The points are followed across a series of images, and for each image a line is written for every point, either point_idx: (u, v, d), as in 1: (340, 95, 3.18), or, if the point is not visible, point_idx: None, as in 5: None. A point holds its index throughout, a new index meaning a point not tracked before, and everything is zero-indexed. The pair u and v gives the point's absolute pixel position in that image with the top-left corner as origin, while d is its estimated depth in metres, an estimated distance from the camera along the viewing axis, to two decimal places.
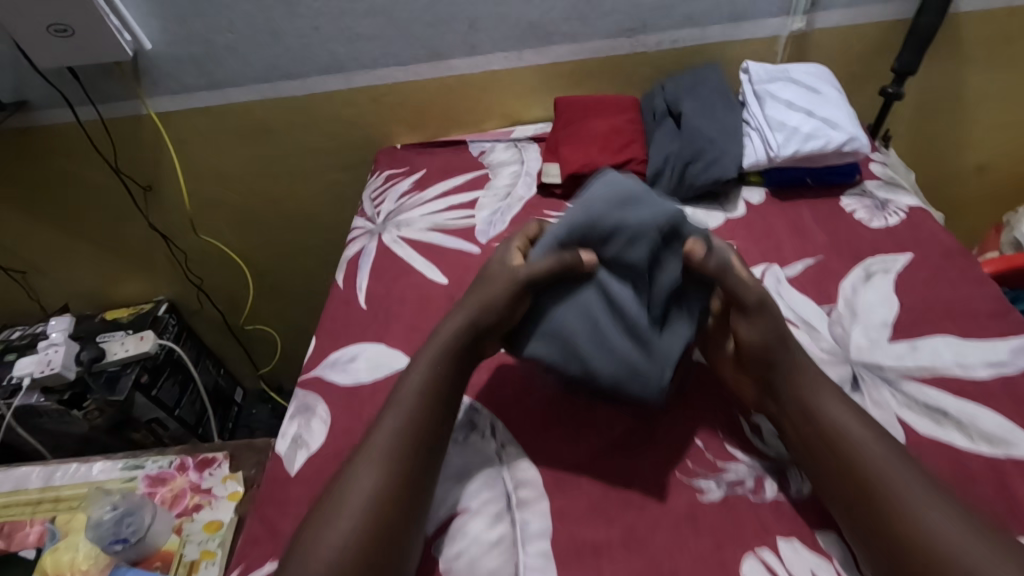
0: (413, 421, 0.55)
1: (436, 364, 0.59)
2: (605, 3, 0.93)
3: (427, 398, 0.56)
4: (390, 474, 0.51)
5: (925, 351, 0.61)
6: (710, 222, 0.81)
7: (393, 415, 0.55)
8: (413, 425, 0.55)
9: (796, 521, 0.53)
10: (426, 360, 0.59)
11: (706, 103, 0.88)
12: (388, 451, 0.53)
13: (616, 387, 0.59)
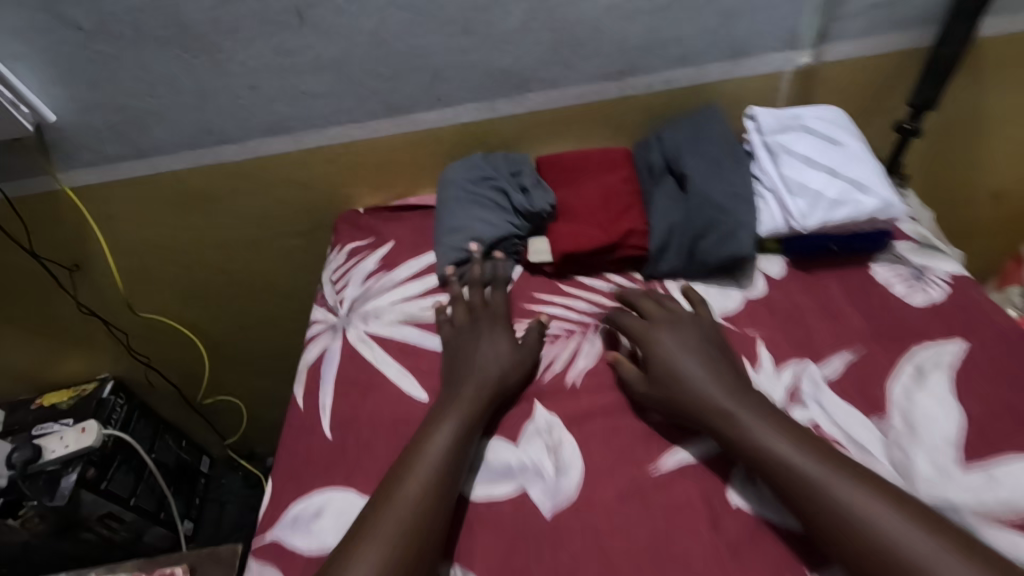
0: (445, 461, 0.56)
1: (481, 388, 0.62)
2: (587, 45, 0.81)
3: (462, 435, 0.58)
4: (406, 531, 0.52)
5: (1005, 482, 0.52)
6: (727, 304, 0.70)
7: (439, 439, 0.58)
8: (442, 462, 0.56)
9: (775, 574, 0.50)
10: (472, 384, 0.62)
11: (711, 159, 0.76)
12: (407, 521, 0.52)
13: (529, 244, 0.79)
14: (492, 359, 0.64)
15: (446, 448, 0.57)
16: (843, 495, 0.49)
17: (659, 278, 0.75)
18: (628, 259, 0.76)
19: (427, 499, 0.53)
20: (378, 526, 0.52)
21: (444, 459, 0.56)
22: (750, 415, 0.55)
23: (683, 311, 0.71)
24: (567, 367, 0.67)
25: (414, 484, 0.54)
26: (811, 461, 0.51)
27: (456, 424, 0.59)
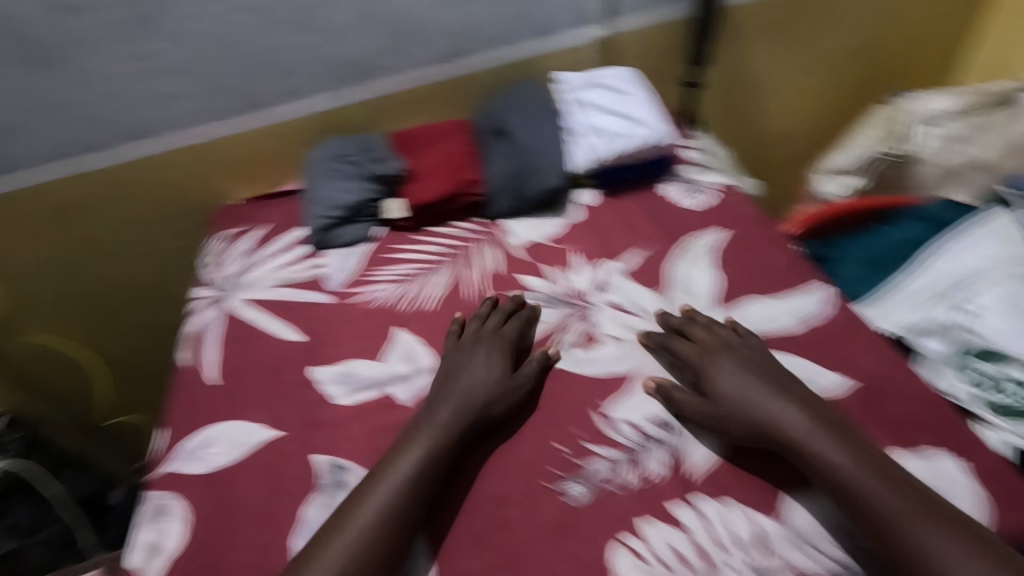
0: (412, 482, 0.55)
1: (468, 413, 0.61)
2: (418, 33, 0.95)
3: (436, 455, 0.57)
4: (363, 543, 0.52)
5: (743, 315, 0.69)
6: (551, 229, 0.85)
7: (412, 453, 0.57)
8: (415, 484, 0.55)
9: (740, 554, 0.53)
10: (458, 408, 0.61)
11: (528, 114, 0.92)
12: (361, 546, 0.52)
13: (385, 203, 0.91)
14: (478, 379, 0.63)
15: (423, 469, 0.56)
16: (888, 515, 0.50)
17: (495, 220, 0.88)
18: (470, 205, 0.89)
19: (392, 519, 0.53)
20: (332, 537, 0.52)
21: (412, 478, 0.55)
22: (797, 430, 0.56)
23: (516, 239, 0.85)
24: (424, 296, 0.79)
25: (379, 501, 0.54)
26: (854, 474, 0.53)
27: (428, 443, 0.58)
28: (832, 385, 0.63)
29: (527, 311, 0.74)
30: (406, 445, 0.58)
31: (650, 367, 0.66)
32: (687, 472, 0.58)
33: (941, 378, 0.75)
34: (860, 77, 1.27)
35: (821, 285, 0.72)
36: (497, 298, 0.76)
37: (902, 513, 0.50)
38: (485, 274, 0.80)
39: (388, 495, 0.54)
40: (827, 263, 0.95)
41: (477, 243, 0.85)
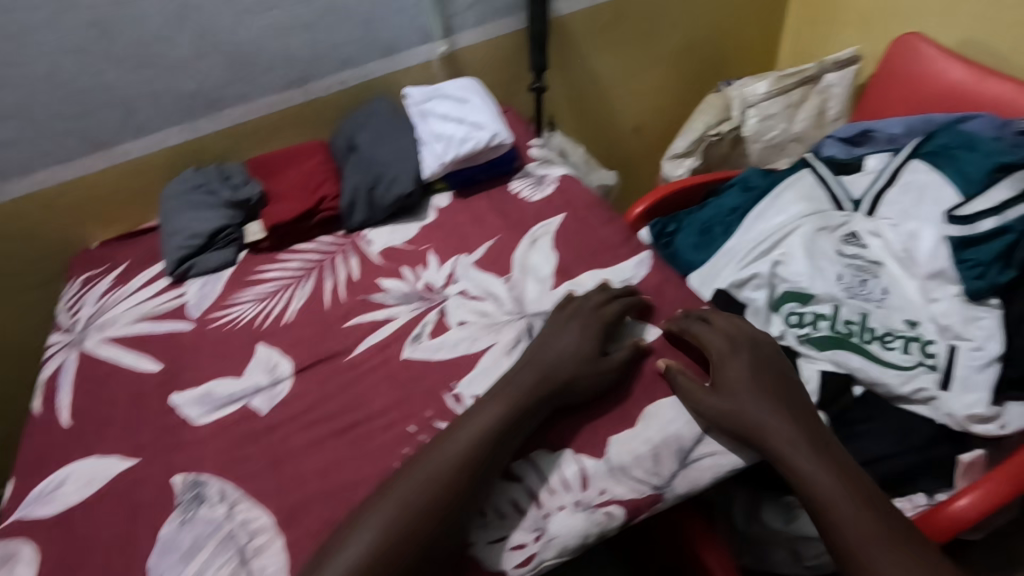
0: (464, 464, 0.57)
1: (537, 396, 0.61)
2: (261, 61, 0.97)
3: (494, 437, 0.58)
4: (399, 526, 0.54)
5: (578, 287, 0.76)
6: (408, 233, 0.90)
7: (466, 433, 0.59)
8: (462, 471, 0.56)
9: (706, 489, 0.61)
10: (536, 383, 0.62)
11: (377, 130, 0.98)
12: (390, 529, 0.53)
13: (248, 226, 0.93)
14: (566, 351, 0.65)
15: (490, 441, 0.58)
16: (860, 548, 0.55)
17: (357, 230, 0.92)
18: (330, 219, 0.92)
19: (434, 490, 0.55)
20: (394, 501, 0.55)
21: (472, 451, 0.57)
22: (796, 447, 0.59)
23: (375, 246, 0.89)
24: (286, 310, 0.81)
25: (443, 472, 0.56)
26: (837, 504, 0.57)
27: (494, 421, 0.59)
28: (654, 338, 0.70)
29: (385, 311, 0.78)
30: (481, 412, 0.60)
31: (495, 344, 0.71)
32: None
33: (771, 324, 0.86)
34: (692, 71, 1.41)
35: (645, 252, 0.79)
36: (356, 302, 0.80)
37: (878, 551, 0.55)
38: (345, 282, 0.84)
39: (438, 475, 0.56)
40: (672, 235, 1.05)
41: (337, 254, 0.89)
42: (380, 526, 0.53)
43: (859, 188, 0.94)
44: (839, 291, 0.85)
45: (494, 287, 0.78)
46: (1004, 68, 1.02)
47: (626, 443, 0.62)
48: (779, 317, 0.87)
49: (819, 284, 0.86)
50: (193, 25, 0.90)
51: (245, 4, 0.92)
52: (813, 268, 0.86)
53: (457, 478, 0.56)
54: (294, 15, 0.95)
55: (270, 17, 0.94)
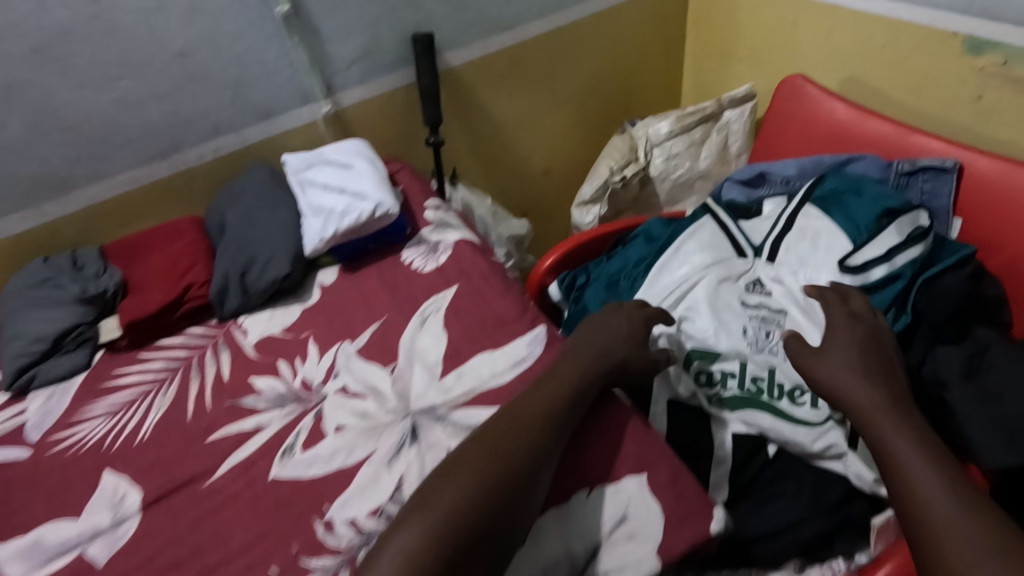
0: (551, 417, 0.60)
1: (601, 365, 0.67)
2: (112, 136, 0.88)
3: (572, 399, 0.62)
4: (488, 472, 0.55)
5: (466, 374, 0.70)
6: (288, 319, 0.82)
7: (555, 393, 0.62)
8: (548, 426, 0.59)
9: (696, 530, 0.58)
10: (603, 354, 0.67)
11: (249, 205, 0.89)
12: (482, 471, 0.55)
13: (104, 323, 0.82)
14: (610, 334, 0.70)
15: (563, 408, 0.61)
16: (935, 503, 0.56)
17: (233, 317, 0.83)
18: (199, 307, 0.84)
19: (525, 442, 0.57)
20: (478, 457, 0.56)
21: (545, 421, 0.59)
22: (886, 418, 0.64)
23: (250, 336, 0.80)
24: (141, 423, 0.71)
25: (524, 433, 0.58)
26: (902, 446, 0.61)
27: (568, 387, 0.63)
28: None
29: (254, 418, 0.70)
30: (557, 376, 0.64)
31: (375, 451, 0.64)
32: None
33: (679, 385, 0.82)
34: (599, 111, 1.38)
35: (540, 327, 0.74)
36: (224, 409, 0.71)
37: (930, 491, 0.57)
38: (212, 384, 0.75)
39: (525, 432, 0.58)
40: (580, 288, 1.00)
41: (207, 350, 0.79)
42: (478, 468, 0.55)
43: (760, 234, 0.91)
44: (744, 347, 0.81)
45: (377, 381, 0.71)
46: (887, 106, 1.04)
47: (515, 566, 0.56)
48: (687, 377, 0.82)
49: (725, 341, 0.82)
50: (23, 104, 0.80)
51: (85, 77, 0.82)
52: (718, 323, 0.83)
53: (540, 438, 0.58)
54: (146, 86, 0.87)
55: (117, 89, 0.85)
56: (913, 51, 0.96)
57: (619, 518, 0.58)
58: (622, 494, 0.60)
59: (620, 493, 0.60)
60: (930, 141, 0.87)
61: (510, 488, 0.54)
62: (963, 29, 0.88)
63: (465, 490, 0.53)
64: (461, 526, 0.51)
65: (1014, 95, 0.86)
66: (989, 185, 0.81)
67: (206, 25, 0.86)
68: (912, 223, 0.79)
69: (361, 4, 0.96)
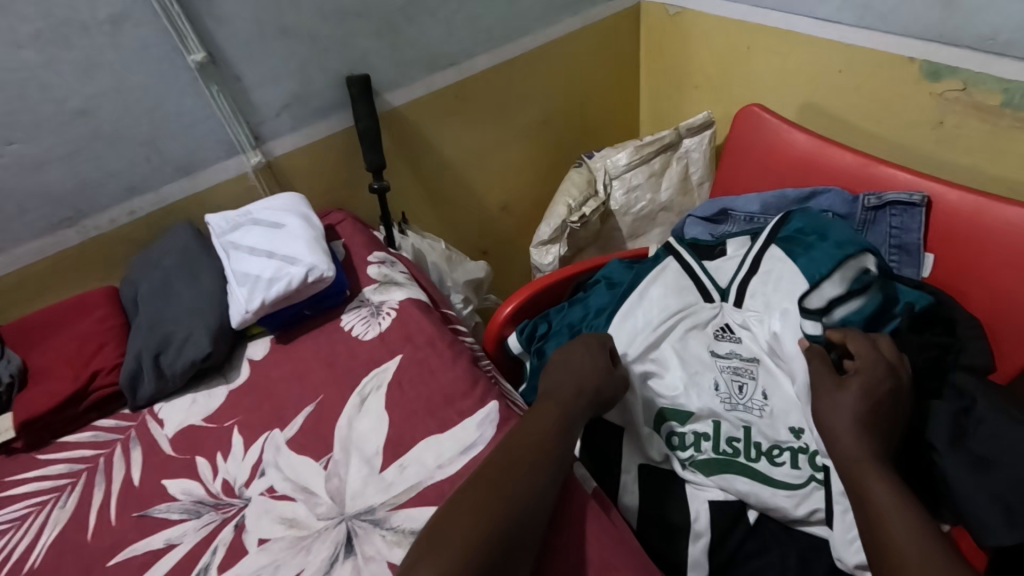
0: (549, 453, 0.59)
1: (585, 396, 0.67)
2: (6, 205, 0.78)
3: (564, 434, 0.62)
4: (497, 512, 0.53)
5: (409, 467, 0.61)
6: (211, 404, 0.73)
7: (548, 430, 0.62)
8: (549, 463, 0.58)
9: None
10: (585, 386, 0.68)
11: (167, 275, 0.81)
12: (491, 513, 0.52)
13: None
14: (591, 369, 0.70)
15: (552, 454, 0.59)
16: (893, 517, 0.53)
17: (148, 405, 0.74)
18: (110, 397, 0.74)
19: (530, 482, 0.56)
20: (468, 509, 0.53)
21: (543, 459, 0.58)
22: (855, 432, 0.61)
23: (167, 428, 0.71)
24: (33, 547, 0.61)
25: (508, 484, 0.55)
26: (880, 494, 0.56)
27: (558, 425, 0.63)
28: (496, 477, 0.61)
29: (164, 534, 0.60)
30: (544, 415, 0.64)
31: (304, 570, 0.55)
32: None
33: (650, 448, 0.72)
34: (555, 143, 1.33)
35: (492, 402, 0.67)
36: (130, 522, 0.62)
37: (888, 521, 0.53)
38: (118, 490, 0.65)
39: (527, 470, 0.57)
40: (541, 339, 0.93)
41: (116, 447, 0.70)
42: (483, 509, 0.53)
43: (725, 276, 0.84)
44: (717, 405, 0.73)
45: (309, 478, 0.62)
46: (848, 132, 1.00)
47: None
48: (656, 441, 0.73)
49: (695, 399, 0.74)
50: None
51: None
52: (688, 379, 0.75)
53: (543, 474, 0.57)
54: (43, 148, 0.78)
55: (8, 154, 0.76)
56: (871, 77, 0.93)
57: None
58: None
59: None
60: (895, 172, 0.83)
61: (506, 536, 0.51)
62: (919, 54, 0.85)
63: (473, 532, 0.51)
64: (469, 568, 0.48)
65: (977, 122, 0.82)
66: (959, 218, 0.77)
67: (110, 78, 0.78)
68: (857, 271, 0.73)
69: (288, 47, 0.89)
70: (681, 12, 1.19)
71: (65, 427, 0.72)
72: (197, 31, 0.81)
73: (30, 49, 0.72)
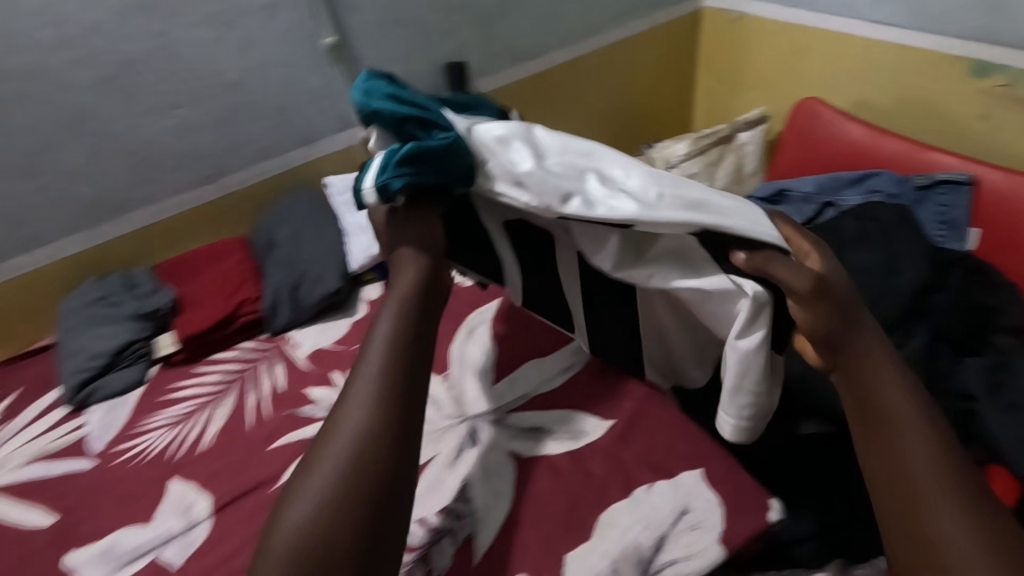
0: (393, 344, 0.50)
1: (413, 301, 0.53)
2: (166, 161, 0.92)
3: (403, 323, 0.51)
4: (367, 434, 0.45)
5: (519, 380, 0.72)
6: (337, 332, 0.85)
7: (383, 321, 0.51)
8: (392, 358, 0.49)
9: (762, 491, 0.59)
10: (410, 275, 0.54)
11: (295, 224, 0.93)
12: (357, 446, 0.45)
13: (157, 338, 0.85)
14: (414, 269, 0.55)
15: (394, 360, 0.49)
16: (914, 465, 0.47)
17: (283, 332, 0.86)
18: (251, 322, 0.87)
19: (389, 386, 0.48)
20: (336, 433, 0.46)
21: (393, 357, 0.49)
22: (867, 356, 0.52)
23: (303, 348, 0.83)
24: (203, 434, 0.74)
25: (355, 396, 0.48)
26: (910, 453, 0.47)
27: (396, 313, 0.52)
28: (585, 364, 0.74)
29: (315, 425, 0.72)
30: (374, 326, 0.52)
31: (437, 455, 0.66)
32: (475, 560, 0.57)
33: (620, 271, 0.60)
34: (616, 135, 1.44)
35: None
36: (284, 419, 0.74)
37: (918, 482, 0.46)
38: (268, 395, 0.77)
39: (364, 380, 0.48)
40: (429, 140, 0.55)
41: (261, 362, 0.82)
42: (342, 445, 0.45)
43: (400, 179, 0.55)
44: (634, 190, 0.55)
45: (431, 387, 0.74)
46: (896, 126, 1.10)
47: (584, 557, 0.56)
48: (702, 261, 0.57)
49: (533, 160, 0.55)
50: (90, 132, 0.85)
51: (147, 105, 0.87)
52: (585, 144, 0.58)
53: (392, 367, 0.49)
54: (202, 113, 0.91)
55: (176, 116, 0.90)
56: (921, 74, 1.02)
57: (683, 508, 0.58)
58: (677, 484, 0.60)
59: (675, 489, 0.60)
60: (943, 158, 0.93)
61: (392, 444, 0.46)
62: (967, 53, 0.95)
63: (340, 483, 0.44)
64: (376, 508, 0.43)
65: (1019, 113, 0.91)
66: (1003, 198, 0.86)
67: (259, 56, 0.92)
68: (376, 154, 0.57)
69: (400, 35, 1.02)
70: (741, 16, 1.29)
71: (214, 344, 0.85)
72: (332, 18, 0.94)
73: (205, 28, 0.86)
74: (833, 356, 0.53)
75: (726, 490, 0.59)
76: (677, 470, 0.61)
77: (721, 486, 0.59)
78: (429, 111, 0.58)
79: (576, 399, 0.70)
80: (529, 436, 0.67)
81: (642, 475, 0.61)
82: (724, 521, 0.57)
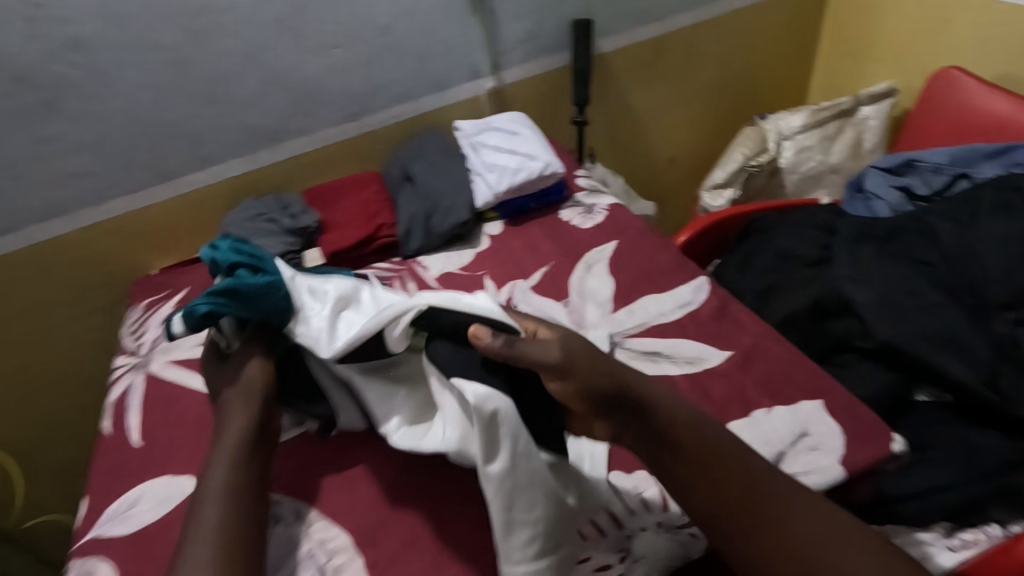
0: (232, 487, 0.54)
1: (240, 460, 0.56)
2: (319, 97, 1.02)
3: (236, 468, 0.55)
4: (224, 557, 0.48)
5: (637, 311, 0.78)
6: (463, 259, 0.93)
7: (216, 471, 0.55)
8: (234, 493, 0.53)
9: (883, 426, 0.63)
10: (231, 435, 0.58)
11: (429, 161, 1.01)
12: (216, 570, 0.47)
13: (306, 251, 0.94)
14: (234, 422, 0.59)
15: (240, 497, 0.53)
16: (752, 513, 0.49)
17: (414, 256, 0.95)
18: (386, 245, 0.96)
19: (233, 521, 0.51)
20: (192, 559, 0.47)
21: (230, 492, 0.53)
22: (647, 400, 0.54)
23: (432, 271, 0.91)
24: None
25: (211, 519, 0.51)
26: (738, 475, 0.51)
27: (228, 460, 0.56)
28: (701, 303, 0.78)
29: None
30: (203, 487, 0.53)
31: None
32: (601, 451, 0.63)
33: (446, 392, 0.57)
34: (727, 105, 1.43)
35: (702, 278, 0.81)
36: None
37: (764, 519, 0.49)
38: None
39: (218, 513, 0.51)
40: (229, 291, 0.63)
41: (396, 280, 0.90)
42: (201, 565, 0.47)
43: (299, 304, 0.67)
44: (403, 299, 0.61)
45: (553, 310, 0.80)
46: None
47: None
48: (433, 362, 0.57)
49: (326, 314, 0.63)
50: (263, 65, 0.96)
51: (311, 44, 0.97)
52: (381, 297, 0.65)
53: (234, 498, 0.53)
54: (354, 55, 1.01)
55: (333, 55, 0.99)
56: None
57: (802, 430, 0.63)
58: (798, 409, 0.65)
59: (795, 413, 0.64)
60: None
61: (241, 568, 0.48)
62: None
63: None
64: None
65: None
66: None
67: (409, 3, 0.99)
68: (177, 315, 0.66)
69: None
70: None
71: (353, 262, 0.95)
72: None
73: None
74: (611, 412, 0.53)
75: (851, 420, 0.63)
76: (799, 399, 0.66)
77: (844, 418, 0.64)
78: (263, 261, 0.67)
79: (694, 331, 0.74)
80: (649, 358, 0.71)
81: (761, 400, 0.66)
82: (849, 446, 0.61)
